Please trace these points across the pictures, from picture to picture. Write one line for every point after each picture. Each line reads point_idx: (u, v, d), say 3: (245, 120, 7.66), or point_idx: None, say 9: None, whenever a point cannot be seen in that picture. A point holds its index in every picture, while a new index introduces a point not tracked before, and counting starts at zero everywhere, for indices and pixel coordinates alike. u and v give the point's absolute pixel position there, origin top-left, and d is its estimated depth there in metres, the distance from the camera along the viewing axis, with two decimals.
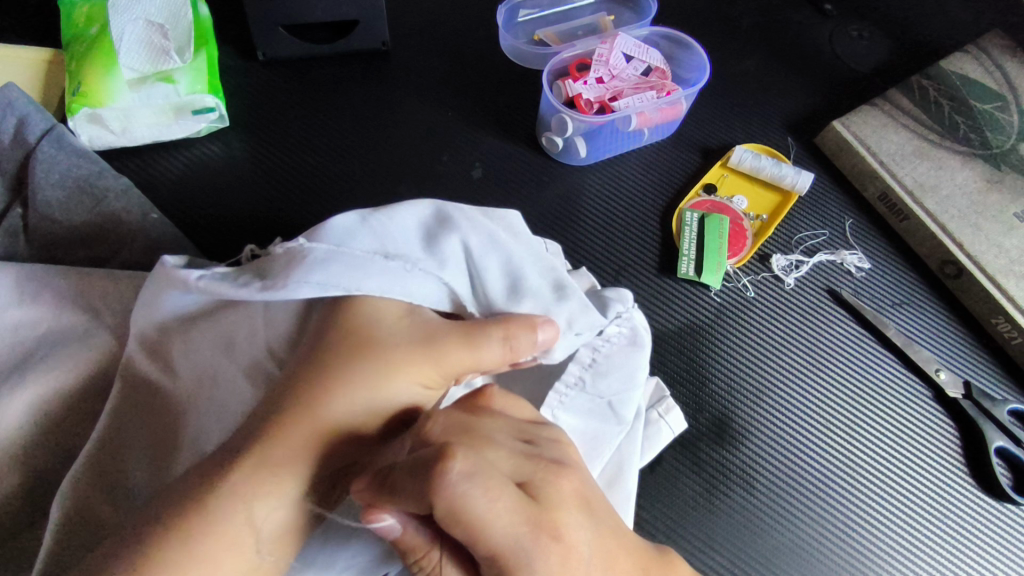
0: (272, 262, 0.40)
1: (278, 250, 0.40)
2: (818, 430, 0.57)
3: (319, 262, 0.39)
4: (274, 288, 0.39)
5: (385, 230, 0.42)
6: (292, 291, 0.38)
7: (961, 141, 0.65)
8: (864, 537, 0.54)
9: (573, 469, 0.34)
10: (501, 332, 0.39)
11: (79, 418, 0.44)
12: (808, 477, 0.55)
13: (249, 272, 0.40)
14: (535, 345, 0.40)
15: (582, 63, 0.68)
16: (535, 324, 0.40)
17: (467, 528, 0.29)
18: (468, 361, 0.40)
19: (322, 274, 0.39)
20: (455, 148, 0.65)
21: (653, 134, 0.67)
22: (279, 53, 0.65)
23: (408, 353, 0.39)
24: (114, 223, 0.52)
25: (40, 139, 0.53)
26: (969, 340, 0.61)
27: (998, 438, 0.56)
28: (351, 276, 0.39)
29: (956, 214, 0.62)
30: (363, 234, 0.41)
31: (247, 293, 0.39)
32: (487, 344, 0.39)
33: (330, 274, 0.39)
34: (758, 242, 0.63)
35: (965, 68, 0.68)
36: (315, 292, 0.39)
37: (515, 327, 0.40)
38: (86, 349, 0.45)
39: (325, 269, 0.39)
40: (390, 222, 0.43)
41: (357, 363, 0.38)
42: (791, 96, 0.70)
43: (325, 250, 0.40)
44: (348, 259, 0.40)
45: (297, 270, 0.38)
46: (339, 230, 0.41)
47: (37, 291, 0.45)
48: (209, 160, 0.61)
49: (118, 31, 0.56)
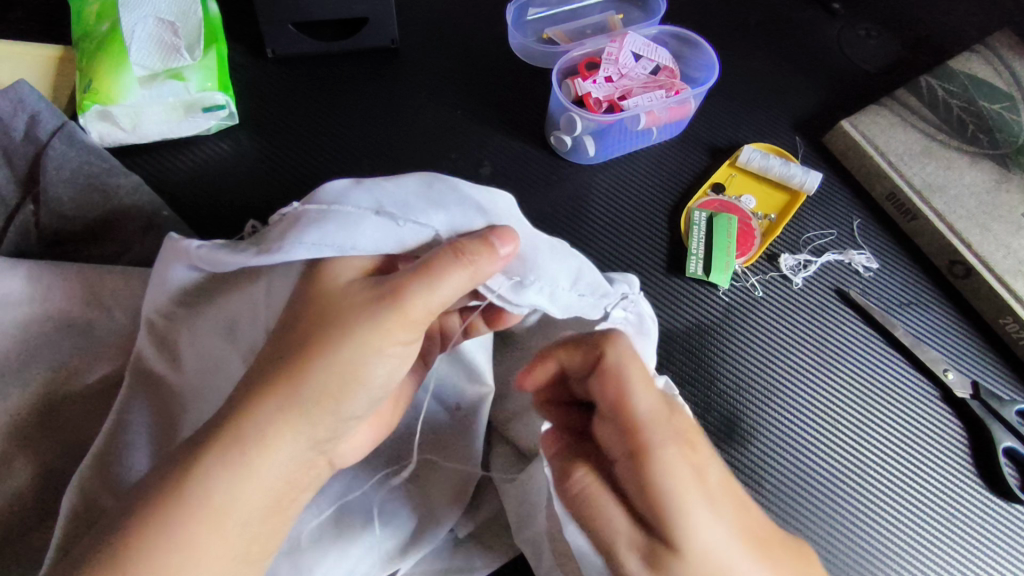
0: (268, 229, 0.38)
1: (275, 218, 0.39)
2: (827, 433, 0.57)
3: (312, 221, 0.37)
4: (268, 252, 0.37)
5: (382, 185, 0.39)
6: (287, 252, 0.36)
7: (970, 142, 0.65)
8: (873, 536, 0.54)
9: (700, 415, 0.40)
10: (449, 249, 0.36)
11: (90, 415, 0.44)
12: (817, 476, 0.56)
13: (249, 241, 0.39)
14: (494, 256, 0.36)
15: (591, 62, 0.69)
16: (489, 240, 0.37)
17: (621, 386, 0.37)
18: (428, 294, 0.36)
19: (315, 233, 0.36)
20: (463, 147, 0.65)
21: (661, 133, 0.67)
22: (287, 50, 0.65)
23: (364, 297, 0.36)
24: (126, 220, 0.52)
25: (51, 136, 0.53)
26: (977, 340, 0.61)
27: (1005, 438, 0.56)
28: (342, 232, 0.36)
29: (965, 215, 0.62)
30: (358, 189, 0.38)
31: (244, 258, 0.37)
32: (441, 267, 0.36)
33: (322, 232, 0.36)
34: (765, 242, 0.63)
35: (974, 68, 0.68)
36: (312, 252, 0.36)
37: (466, 243, 0.36)
38: (98, 345, 0.45)
39: (318, 228, 0.36)
40: (391, 179, 0.40)
41: (318, 329, 0.36)
42: (800, 96, 0.70)
43: (319, 209, 0.37)
44: (339, 216, 0.37)
45: (292, 231, 0.37)
46: (336, 188, 0.39)
47: (49, 287, 0.45)
48: (220, 159, 0.61)
49: (129, 28, 0.56)
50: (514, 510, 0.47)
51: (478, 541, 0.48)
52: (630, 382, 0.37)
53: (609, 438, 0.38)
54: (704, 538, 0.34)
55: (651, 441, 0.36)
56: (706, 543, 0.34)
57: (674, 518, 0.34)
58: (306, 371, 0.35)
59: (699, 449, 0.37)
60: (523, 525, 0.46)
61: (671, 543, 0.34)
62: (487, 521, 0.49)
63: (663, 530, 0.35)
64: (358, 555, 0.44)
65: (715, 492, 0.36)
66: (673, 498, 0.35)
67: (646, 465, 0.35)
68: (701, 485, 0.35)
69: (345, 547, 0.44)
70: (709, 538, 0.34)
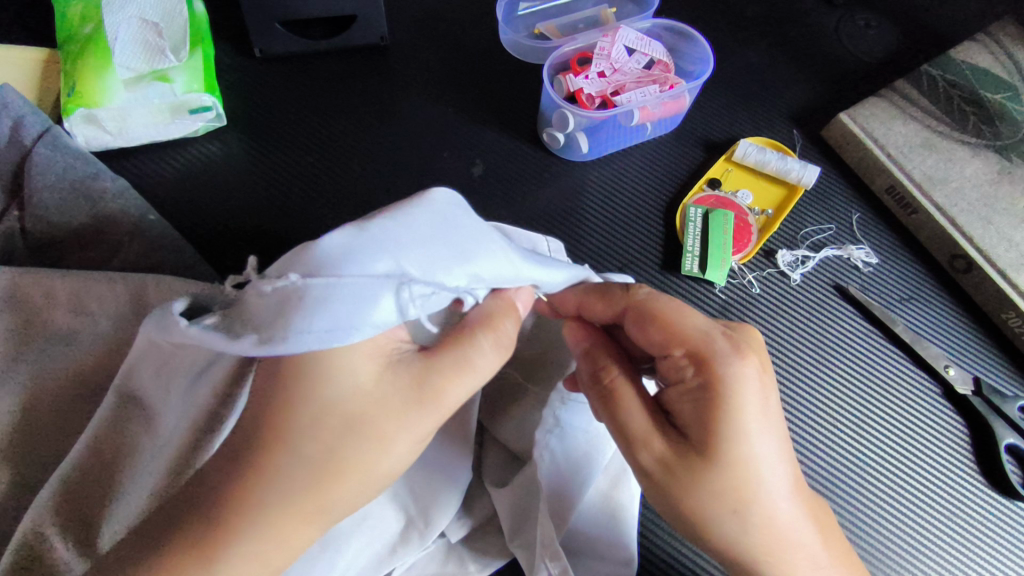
0: (260, 304, 0.31)
1: (263, 287, 0.31)
2: (832, 417, 0.57)
3: (322, 300, 0.30)
4: (274, 340, 0.30)
5: (394, 238, 0.33)
6: (297, 345, 0.30)
7: (970, 133, 0.64)
8: (886, 530, 0.54)
9: (746, 329, 0.42)
10: (490, 332, 0.37)
11: (72, 424, 0.43)
12: (828, 470, 0.55)
13: (237, 321, 0.32)
14: (518, 320, 0.39)
15: (583, 57, 0.67)
16: (515, 305, 0.39)
17: (663, 321, 0.40)
18: (462, 388, 0.36)
19: (329, 318, 0.30)
20: (454, 145, 0.64)
21: (656, 128, 0.66)
22: (276, 50, 0.65)
23: (400, 397, 0.35)
24: (114, 225, 0.51)
25: (35, 141, 0.52)
26: (976, 333, 0.60)
27: (1007, 435, 0.55)
28: (365, 313, 0.31)
29: (966, 208, 0.61)
30: (368, 248, 0.32)
31: (240, 348, 0.31)
32: (478, 351, 0.37)
33: (340, 313, 0.31)
34: (763, 238, 0.62)
35: (975, 57, 0.66)
36: (323, 342, 0.30)
37: (503, 324, 0.38)
38: (79, 352, 0.44)
39: (332, 312, 0.30)
40: (402, 229, 0.34)
41: (347, 445, 0.34)
42: (797, 88, 0.69)
43: (326, 283, 0.30)
44: (354, 288, 0.31)
45: (297, 317, 0.30)
46: (333, 249, 0.31)
47: (31, 294, 0.44)
48: (208, 161, 0.61)
49: (111, 30, 0.56)
50: (508, 516, 0.46)
51: (472, 545, 0.48)
52: (672, 314, 0.41)
53: (666, 363, 0.40)
54: (755, 451, 0.37)
55: (718, 356, 0.38)
56: (759, 460, 0.37)
57: (726, 427, 0.37)
58: (283, 389, 0.34)
59: (762, 369, 0.39)
60: (517, 530, 0.45)
61: (716, 454, 0.36)
62: (480, 525, 0.48)
63: (705, 440, 0.37)
64: (350, 557, 0.44)
65: (772, 416, 0.38)
66: (732, 413, 0.37)
67: (716, 384, 0.37)
68: (758, 403, 0.37)
69: (335, 554, 0.43)
70: (761, 457, 0.37)
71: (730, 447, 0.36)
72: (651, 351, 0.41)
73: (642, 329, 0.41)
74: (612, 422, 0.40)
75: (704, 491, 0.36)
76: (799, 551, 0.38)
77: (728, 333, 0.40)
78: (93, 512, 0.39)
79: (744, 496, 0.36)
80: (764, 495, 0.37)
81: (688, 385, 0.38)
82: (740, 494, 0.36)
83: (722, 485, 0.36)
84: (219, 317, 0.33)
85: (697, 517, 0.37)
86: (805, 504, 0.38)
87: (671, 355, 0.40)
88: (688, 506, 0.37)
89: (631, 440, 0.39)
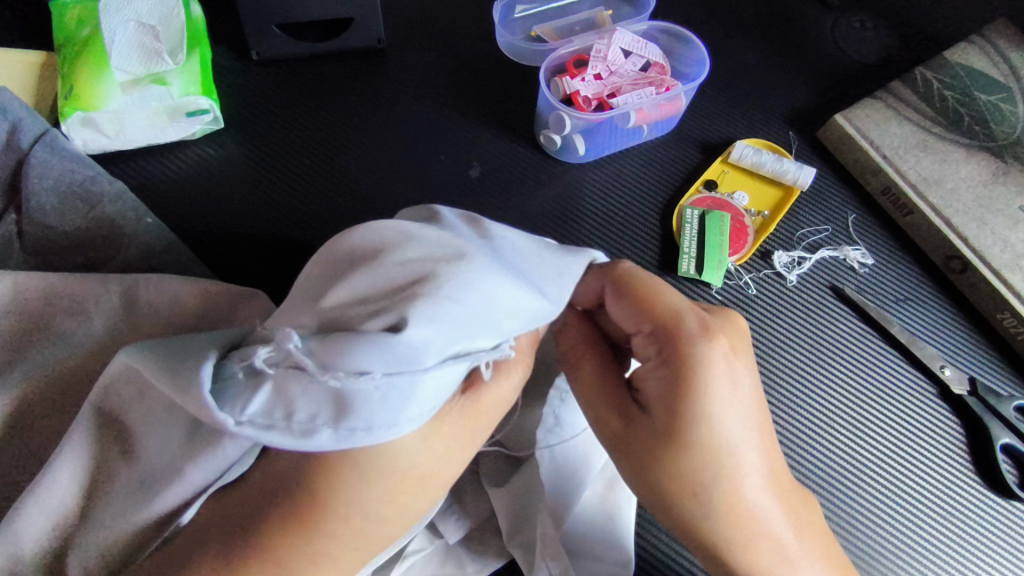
0: (331, 394, 0.30)
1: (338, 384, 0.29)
2: (835, 422, 0.57)
3: (409, 393, 0.30)
4: (357, 432, 0.30)
5: (461, 317, 0.32)
6: (385, 436, 0.30)
7: (965, 134, 0.64)
8: (896, 534, 0.54)
9: (732, 316, 0.42)
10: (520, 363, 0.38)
11: (62, 426, 0.43)
12: (838, 477, 0.55)
13: (303, 415, 0.30)
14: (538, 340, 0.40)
15: (580, 60, 0.68)
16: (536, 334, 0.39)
17: (636, 294, 0.40)
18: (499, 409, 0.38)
19: (415, 406, 0.31)
20: (451, 147, 0.64)
21: (653, 130, 0.66)
22: (272, 52, 0.65)
23: (461, 444, 0.36)
24: (110, 228, 0.52)
25: (32, 145, 0.52)
26: (970, 332, 0.61)
27: (1002, 435, 0.55)
28: (442, 388, 0.32)
29: (961, 209, 0.61)
30: (441, 339, 0.31)
31: (321, 443, 0.30)
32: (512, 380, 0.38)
33: (426, 399, 0.31)
34: (759, 239, 0.62)
35: (970, 59, 0.67)
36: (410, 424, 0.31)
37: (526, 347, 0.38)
38: (73, 353, 0.44)
39: (419, 400, 0.31)
40: (464, 302, 0.33)
41: (376, 479, 0.33)
42: (792, 90, 0.70)
43: (411, 376, 0.30)
44: (436, 374, 0.31)
45: (384, 411, 0.30)
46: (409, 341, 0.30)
47: (26, 296, 0.44)
48: (207, 163, 0.61)
49: (108, 33, 0.56)
50: (506, 517, 0.46)
51: (470, 546, 0.48)
52: (648, 289, 0.40)
53: (640, 342, 0.40)
54: (732, 439, 0.37)
55: (686, 338, 0.38)
56: (740, 456, 0.37)
57: (697, 414, 0.37)
58: None
59: (733, 347, 0.39)
60: (516, 531, 0.46)
61: (683, 439, 0.37)
62: (479, 527, 0.48)
63: (670, 425, 0.37)
64: None
65: (744, 401, 0.38)
66: (703, 399, 0.37)
67: (686, 367, 0.37)
68: (727, 390, 0.37)
69: None
70: (748, 454, 0.37)
71: (698, 431, 0.37)
72: (626, 326, 0.41)
73: (618, 309, 0.41)
74: (585, 400, 0.42)
75: (676, 477, 0.37)
76: (779, 543, 0.38)
77: (708, 318, 0.40)
78: (84, 515, 0.39)
79: (731, 491, 0.37)
80: (753, 493, 0.37)
81: (650, 364, 0.39)
82: (712, 478, 0.37)
83: (706, 479, 0.37)
84: (266, 400, 0.30)
85: (692, 517, 0.38)
86: (786, 498, 0.39)
87: (636, 333, 0.41)
88: (651, 483, 0.38)
89: (601, 417, 0.41)
